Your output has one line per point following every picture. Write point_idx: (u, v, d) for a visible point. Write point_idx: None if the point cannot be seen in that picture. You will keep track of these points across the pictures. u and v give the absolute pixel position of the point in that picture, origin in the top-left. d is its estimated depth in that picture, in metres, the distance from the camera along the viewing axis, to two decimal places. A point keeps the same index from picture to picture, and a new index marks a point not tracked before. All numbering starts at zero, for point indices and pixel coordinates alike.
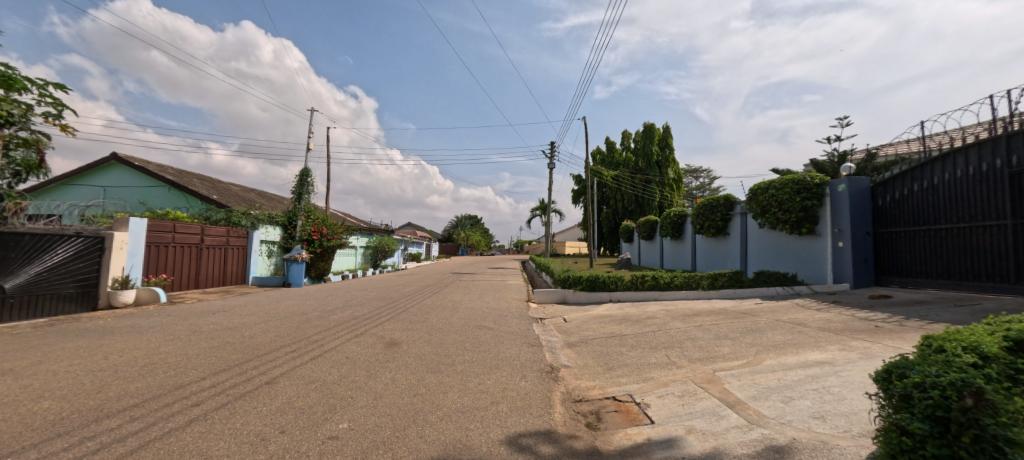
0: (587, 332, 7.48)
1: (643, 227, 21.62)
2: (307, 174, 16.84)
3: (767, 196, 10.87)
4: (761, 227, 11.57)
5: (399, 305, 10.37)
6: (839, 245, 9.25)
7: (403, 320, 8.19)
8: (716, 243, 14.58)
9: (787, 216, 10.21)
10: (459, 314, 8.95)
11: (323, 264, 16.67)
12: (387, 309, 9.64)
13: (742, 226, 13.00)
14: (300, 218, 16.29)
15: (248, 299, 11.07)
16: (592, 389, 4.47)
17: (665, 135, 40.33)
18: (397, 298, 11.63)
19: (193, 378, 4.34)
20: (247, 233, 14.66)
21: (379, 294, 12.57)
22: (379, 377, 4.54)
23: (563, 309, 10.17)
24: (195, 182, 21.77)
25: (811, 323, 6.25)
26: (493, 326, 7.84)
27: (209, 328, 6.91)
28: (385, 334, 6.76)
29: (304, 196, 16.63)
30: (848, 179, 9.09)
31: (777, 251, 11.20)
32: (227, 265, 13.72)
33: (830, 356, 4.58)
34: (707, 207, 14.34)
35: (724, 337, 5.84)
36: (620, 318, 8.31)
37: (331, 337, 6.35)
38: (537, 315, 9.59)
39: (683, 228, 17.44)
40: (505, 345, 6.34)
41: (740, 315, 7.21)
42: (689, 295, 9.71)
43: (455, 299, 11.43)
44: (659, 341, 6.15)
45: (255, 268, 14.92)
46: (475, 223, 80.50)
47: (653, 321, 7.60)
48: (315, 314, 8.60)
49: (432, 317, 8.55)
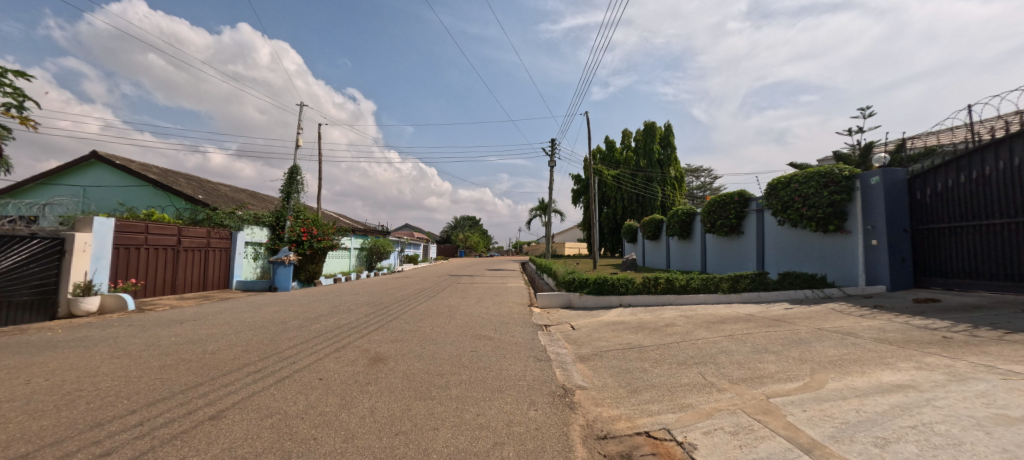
0: (600, 342, 6.63)
1: (648, 226, 20.80)
2: (296, 171, 15.95)
3: (788, 191, 10.03)
4: (781, 225, 10.75)
5: (391, 311, 9.50)
6: (872, 244, 8.42)
7: (393, 329, 7.32)
8: (729, 243, 13.77)
9: (812, 213, 9.38)
10: (456, 322, 8.09)
11: (313, 267, 15.80)
12: (377, 316, 8.78)
13: (758, 224, 12.19)
14: (289, 218, 15.42)
15: (227, 305, 10.20)
16: (618, 421, 3.61)
17: (666, 134, 39.70)
18: (389, 303, 10.76)
19: (119, 413, 3.45)
20: (230, 234, 13.76)
21: (371, 299, 11.68)
22: (353, 409, 3.64)
23: (569, 315, 9.32)
24: (181, 182, 20.87)
25: (863, 332, 5.40)
26: (493, 336, 6.98)
27: (168, 342, 6.03)
28: (371, 347, 5.91)
29: (293, 195, 15.76)
30: (883, 171, 8.26)
31: (800, 250, 10.38)
32: (208, 268, 12.82)
33: (909, 378, 3.73)
34: (719, 204, 13.51)
35: (764, 351, 4.99)
36: (635, 326, 7.46)
37: (307, 353, 5.48)
38: (542, 322, 8.74)
39: (692, 227, 16.63)
40: (508, 360, 5.49)
41: (774, 323, 6.36)
42: (708, 298, 8.84)
43: (451, 304, 10.56)
44: (687, 355, 5.31)
45: (239, 271, 14.01)
46: (473, 225, 79.75)
47: (674, 329, 6.76)
48: (295, 322, 7.72)
49: (424, 326, 7.67)
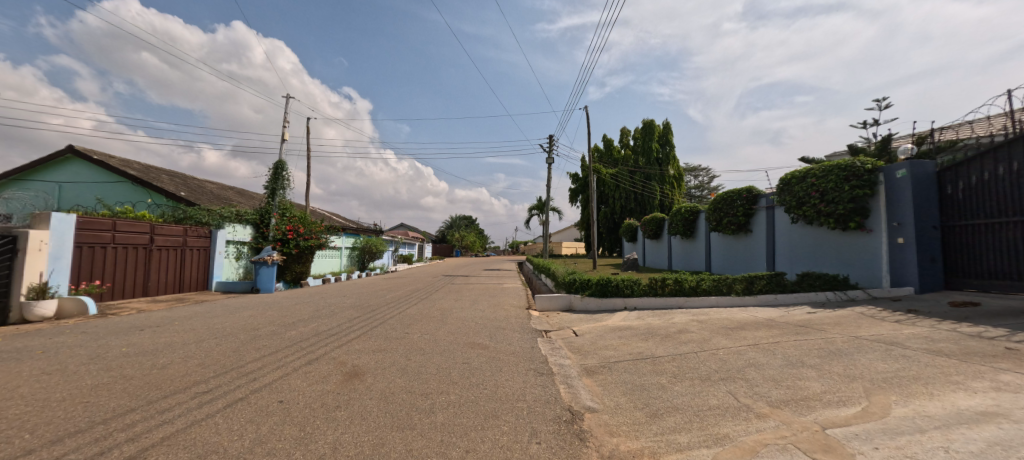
0: (608, 350, 5.93)
1: (649, 225, 20.15)
2: (282, 167, 15.17)
3: (804, 186, 9.39)
4: (795, 222, 10.12)
5: (378, 315, 8.77)
6: (898, 242, 7.80)
7: (376, 336, 6.59)
8: (736, 241, 13.16)
9: (831, 208, 8.75)
10: (448, 328, 7.38)
11: (299, 267, 15.08)
12: (362, 321, 8.03)
13: (767, 221, 11.57)
14: (274, 216, 14.64)
15: (201, 308, 9.45)
16: (641, 459, 2.91)
17: (665, 131, 39.11)
18: (377, 306, 10.03)
19: (6, 456, 2.69)
20: (210, 232, 12.95)
21: (358, 301, 10.94)
22: (312, 445, 2.92)
23: (570, 319, 8.64)
24: (163, 178, 19.98)
25: (908, 341, 4.75)
26: (489, 344, 6.28)
27: (115, 354, 5.26)
28: (348, 359, 5.19)
29: (278, 192, 14.99)
30: (910, 164, 7.64)
31: (815, 249, 9.76)
32: (185, 269, 12.02)
33: (992, 404, 3.06)
34: (725, 201, 12.87)
35: (800, 365, 4.33)
36: (644, 332, 6.77)
37: (273, 367, 4.75)
38: (541, 327, 8.04)
39: (695, 226, 16.00)
40: (505, 374, 4.78)
41: (802, 330, 5.70)
42: (721, 301, 8.18)
43: (444, 307, 9.85)
44: (711, 368, 4.63)
45: (220, 271, 13.21)
46: (469, 224, 78.99)
47: (689, 336, 6.08)
48: (269, 329, 6.96)
49: (411, 332, 6.96)
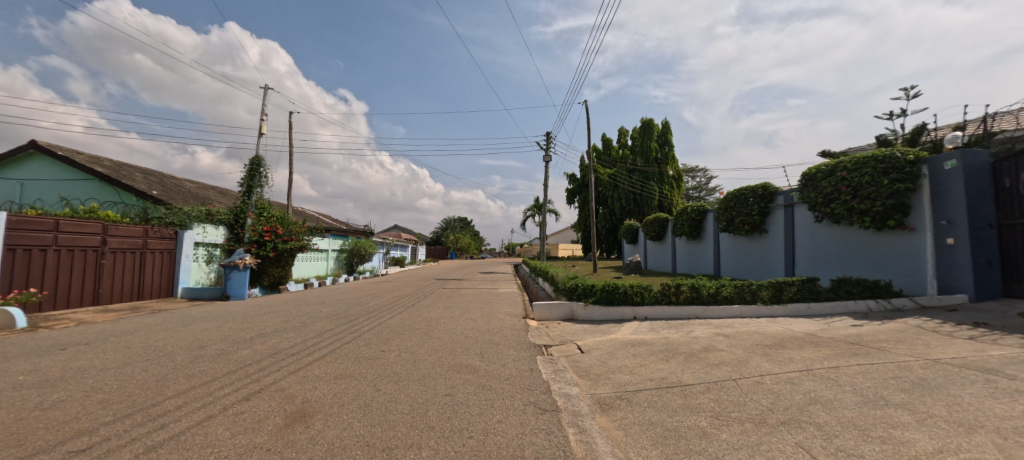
0: (622, 375, 4.90)
1: (652, 226, 19.17)
2: (260, 163, 14.05)
3: (833, 181, 8.42)
4: (820, 221, 9.15)
5: (354, 327, 7.72)
6: (948, 243, 6.85)
7: (345, 356, 5.53)
8: (748, 243, 12.20)
9: (866, 205, 7.77)
10: (433, 344, 6.33)
11: (277, 271, 14.00)
12: (334, 334, 6.98)
13: (786, 221, 10.62)
14: (249, 215, 13.51)
15: (154, 319, 8.33)
16: None
17: (664, 131, 38.24)
18: (356, 315, 8.95)
19: None
20: (175, 233, 11.79)
21: (337, 309, 9.86)
22: None
23: (573, 332, 7.65)
24: (136, 177, 18.75)
25: (1008, 368, 3.76)
26: (479, 366, 5.24)
27: (2, 386, 4.16)
28: (299, 392, 4.11)
29: (255, 190, 13.86)
30: (962, 153, 6.69)
31: (844, 251, 8.82)
32: (144, 273, 10.85)
33: None
34: (738, 199, 11.92)
35: (883, 405, 3.31)
36: (662, 350, 5.77)
37: (194, 408, 3.64)
38: (541, 340, 7.04)
39: (702, 226, 15.03)
40: (497, 413, 3.73)
41: (858, 351, 4.71)
42: (745, 311, 7.18)
43: (431, 317, 8.79)
44: (761, 405, 3.61)
45: (187, 277, 12.05)
46: (464, 226, 77.92)
47: (719, 356, 5.07)
48: (218, 347, 5.87)
49: (388, 350, 5.91)
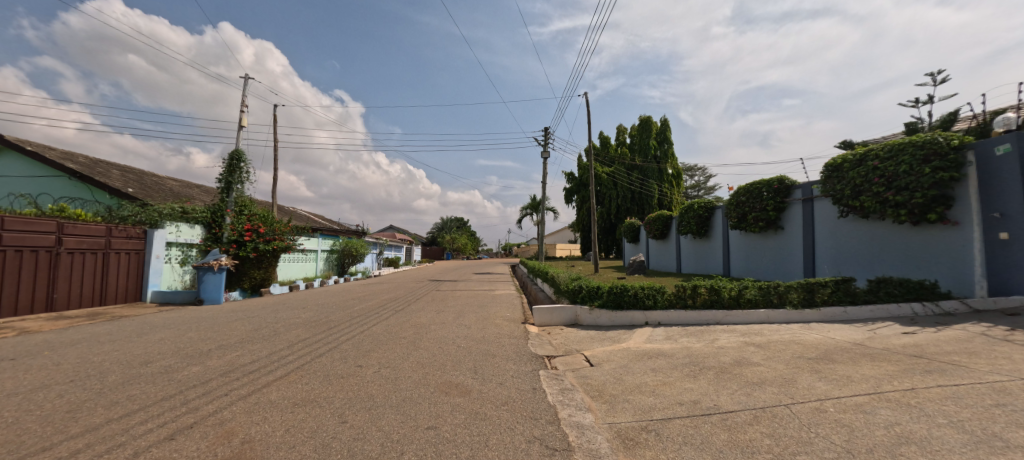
0: (644, 397, 4.08)
1: (654, 224, 18.40)
2: (240, 157, 13.13)
3: (863, 171, 7.64)
4: (847, 215, 8.38)
5: (333, 335, 6.87)
6: (1002, 238, 6.10)
7: (313, 373, 4.68)
8: (761, 240, 11.42)
9: (902, 197, 7.00)
10: (420, 357, 5.49)
11: (259, 273, 13.10)
12: (306, 345, 6.11)
13: (804, 216, 9.86)
14: (228, 213, 12.61)
15: (110, 327, 7.44)
16: None
17: (663, 128, 37.58)
18: (337, 322, 8.09)
19: None
20: (143, 232, 10.88)
21: (318, 315, 8.99)
22: None
23: (578, 340, 6.87)
24: (112, 174, 17.77)
25: None
26: (472, 385, 4.41)
27: None
28: (242, 427, 3.24)
29: (234, 186, 12.95)
30: (1017, 136, 5.94)
31: (874, 249, 8.05)
32: (107, 276, 9.94)
33: None
34: (751, 193, 11.16)
35: (1004, 449, 2.51)
36: (685, 363, 4.96)
37: (93, 455, 2.76)
38: (543, 350, 6.22)
39: (710, 223, 14.26)
40: (492, 455, 2.89)
41: (929, 368, 3.90)
42: (772, 316, 6.38)
43: (420, 323, 7.95)
44: (835, 444, 2.79)
45: (158, 280, 11.12)
46: (460, 226, 77.04)
47: (758, 373, 4.27)
48: (164, 363, 4.99)
49: (366, 364, 5.07)
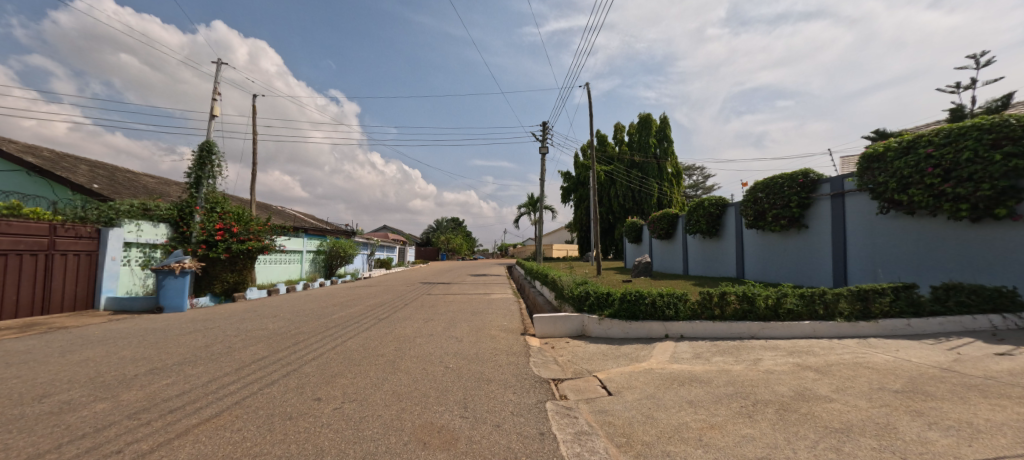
0: (689, 447, 3.05)
1: (659, 223, 17.38)
2: (211, 149, 12.01)
3: (913, 160, 6.68)
4: (889, 210, 7.45)
5: (298, 352, 5.79)
6: None
7: (254, 412, 3.59)
8: (781, 240, 10.47)
9: (963, 189, 6.05)
10: (396, 384, 4.42)
11: (232, 276, 11.99)
12: (260, 367, 5.01)
13: (834, 213, 8.91)
14: (197, 210, 11.49)
15: (36, 341, 6.31)
16: None
17: (662, 126, 36.74)
18: (308, 334, 6.99)
19: None
20: (97, 231, 9.72)
21: (288, 324, 7.90)
22: None
23: (588, 357, 5.84)
24: (80, 169, 16.53)
25: None
26: (460, 428, 3.36)
27: None
28: None
29: (204, 180, 11.81)
30: None
31: (922, 249, 7.12)
32: (51, 281, 8.80)
33: None
34: (770, 188, 10.18)
35: None
36: (731, 394, 3.93)
37: None
38: (548, 371, 5.20)
39: (721, 222, 13.30)
40: None
41: None
42: (818, 329, 5.41)
43: (405, 336, 6.87)
44: None
45: (114, 284, 9.96)
46: (456, 227, 75.89)
47: (836, 414, 3.24)
48: (64, 398, 3.87)
49: (327, 397, 3.98)
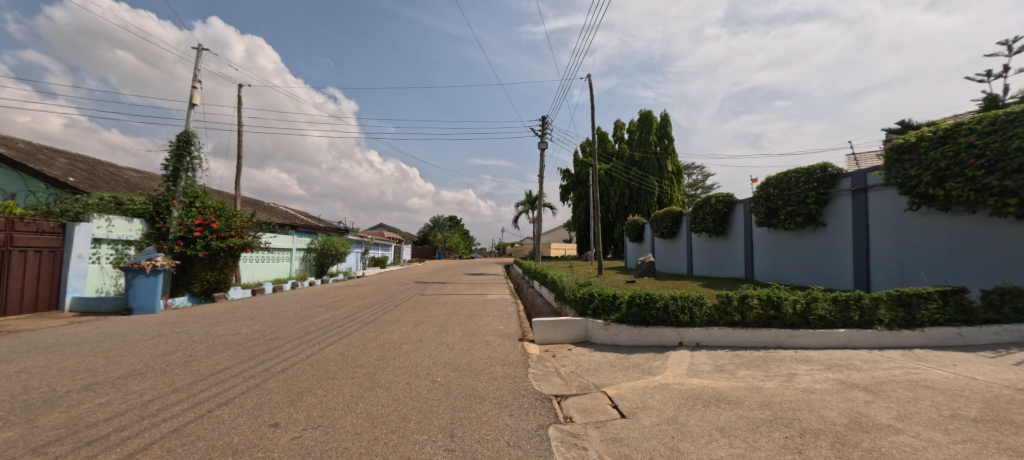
0: None
1: (662, 221, 16.76)
2: (191, 139, 11.31)
3: (951, 150, 6.07)
4: (921, 206, 6.86)
5: (266, 362, 5.12)
6: None
7: (190, 444, 2.92)
8: (795, 239, 9.86)
9: (1012, 182, 5.45)
10: (373, 404, 3.76)
11: (212, 275, 11.30)
12: (217, 381, 4.33)
13: (855, 210, 8.31)
14: (174, 204, 10.79)
15: None
16: None
17: (663, 124, 36.15)
18: (282, 340, 6.31)
19: None
20: (62, 226, 9.00)
21: (264, 328, 7.22)
22: None
23: (595, 368, 5.20)
24: (57, 162, 15.74)
25: None
26: None
27: None
28: None
29: (182, 172, 11.10)
30: None
31: (957, 249, 6.54)
32: (9, 280, 8.09)
33: None
34: (782, 183, 9.55)
35: None
36: (770, 420, 3.28)
37: None
38: (549, 385, 4.55)
39: (728, 220, 12.69)
40: None
41: None
42: (854, 337, 4.80)
43: (390, 343, 6.21)
44: None
45: (82, 284, 9.26)
46: (453, 225, 75.12)
47: (908, 451, 2.61)
48: None
49: (286, 423, 3.32)
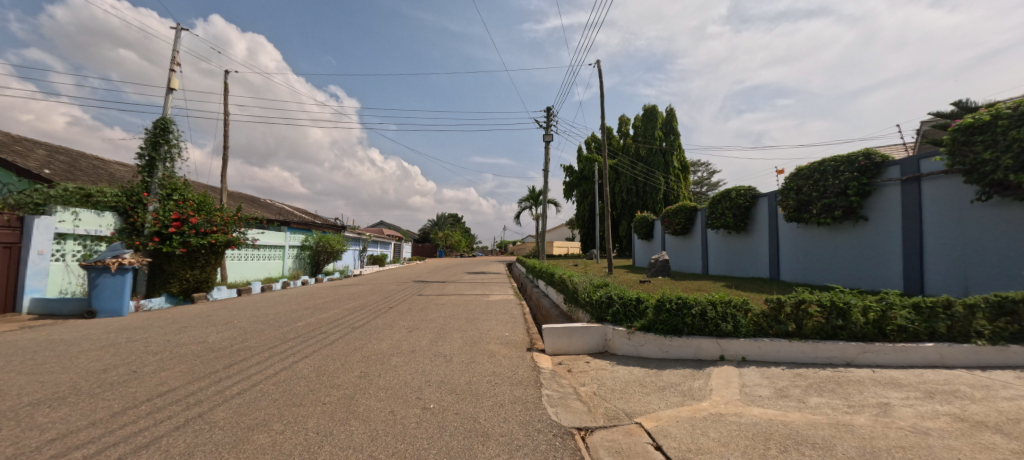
0: None
1: (675, 217, 15.80)
2: (168, 127, 10.43)
3: None
4: (992, 196, 5.96)
5: (222, 381, 4.20)
6: None
7: None
8: (830, 235, 8.91)
9: None
10: (342, 446, 2.85)
11: (192, 274, 10.43)
12: (149, 411, 3.41)
13: (905, 201, 7.37)
14: (149, 197, 9.92)
15: None
16: None
17: (669, 119, 35.09)
18: (251, 351, 5.41)
19: None
20: (18, 220, 8.06)
21: (234, 336, 6.31)
22: None
23: (622, 388, 4.27)
24: (35, 154, 14.87)
25: None
26: None
27: None
28: None
29: (158, 162, 10.20)
30: None
31: None
32: None
33: None
34: (815, 174, 8.59)
35: None
36: None
37: None
38: (567, 414, 3.62)
39: (749, 215, 11.76)
40: None
41: None
42: (944, 353, 3.91)
43: (376, 355, 5.28)
44: None
45: (42, 283, 8.38)
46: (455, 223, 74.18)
47: None
48: None
49: None
